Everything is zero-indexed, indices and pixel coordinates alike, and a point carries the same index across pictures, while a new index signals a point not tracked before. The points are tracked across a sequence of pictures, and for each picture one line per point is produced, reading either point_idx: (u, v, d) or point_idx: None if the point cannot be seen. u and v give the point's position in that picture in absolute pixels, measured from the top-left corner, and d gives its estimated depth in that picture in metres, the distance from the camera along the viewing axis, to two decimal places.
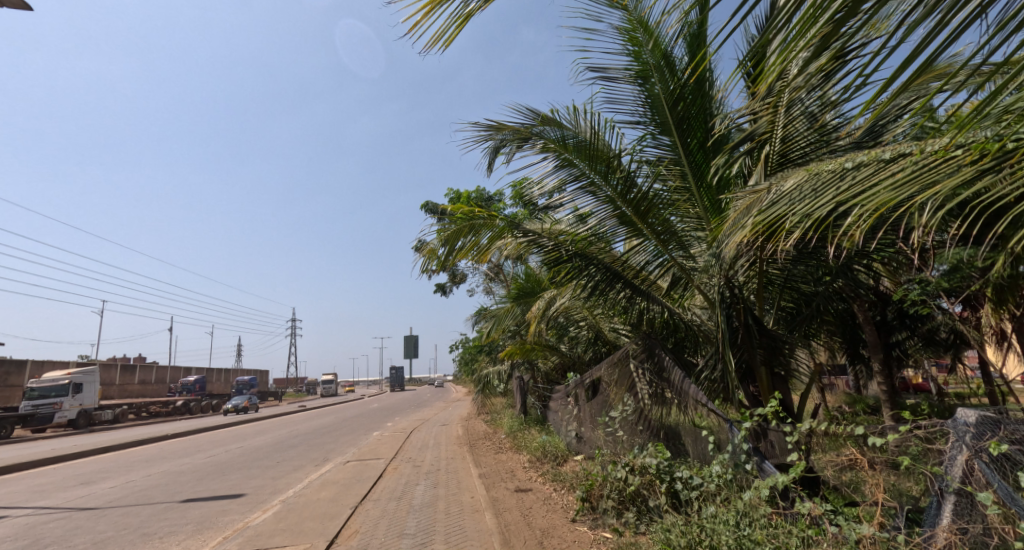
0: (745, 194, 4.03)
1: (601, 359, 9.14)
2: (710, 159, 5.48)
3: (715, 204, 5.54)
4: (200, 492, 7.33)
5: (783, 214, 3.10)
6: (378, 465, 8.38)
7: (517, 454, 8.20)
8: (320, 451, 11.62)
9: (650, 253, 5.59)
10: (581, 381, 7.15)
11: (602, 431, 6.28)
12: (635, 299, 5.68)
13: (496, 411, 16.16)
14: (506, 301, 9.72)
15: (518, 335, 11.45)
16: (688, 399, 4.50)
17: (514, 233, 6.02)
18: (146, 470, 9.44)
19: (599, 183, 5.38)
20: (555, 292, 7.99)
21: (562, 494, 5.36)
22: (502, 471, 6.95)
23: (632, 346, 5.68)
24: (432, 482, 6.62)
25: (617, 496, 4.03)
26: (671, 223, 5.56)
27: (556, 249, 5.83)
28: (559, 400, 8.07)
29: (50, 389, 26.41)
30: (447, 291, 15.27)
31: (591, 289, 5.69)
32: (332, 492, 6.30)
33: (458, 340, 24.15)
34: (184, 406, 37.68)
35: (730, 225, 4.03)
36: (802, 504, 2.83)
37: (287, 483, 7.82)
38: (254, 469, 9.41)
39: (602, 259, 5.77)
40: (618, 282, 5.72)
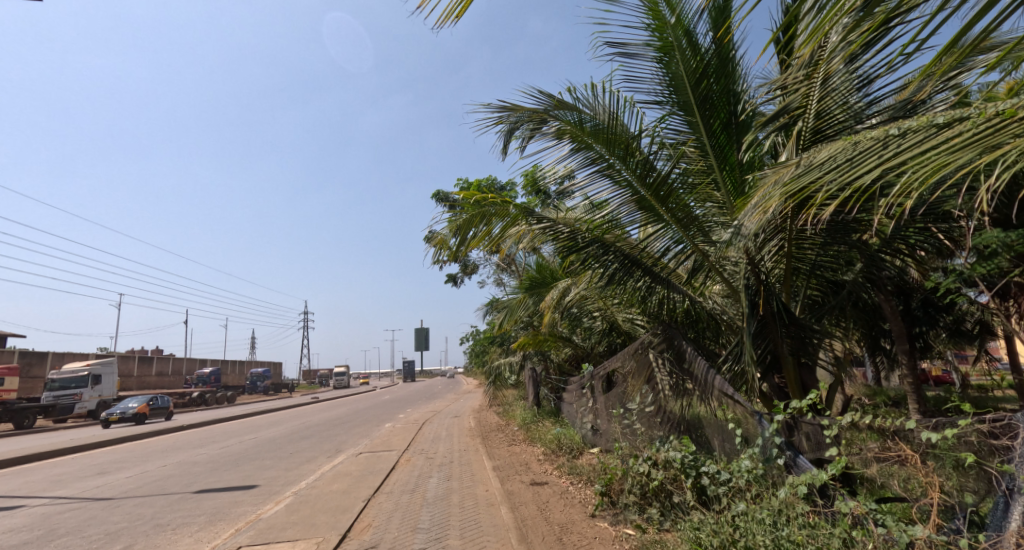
0: (773, 171, 3.80)
1: (615, 351, 8.95)
2: (735, 142, 5.25)
3: (738, 188, 5.32)
4: (214, 484, 7.29)
5: (817, 187, 2.89)
6: (391, 457, 8.30)
7: (531, 446, 8.06)
8: (333, 442, 11.59)
9: (670, 239, 5.36)
10: (596, 372, 6.97)
11: (619, 424, 6.11)
12: (653, 285, 5.47)
13: (508, 403, 16.05)
14: (518, 292, 9.56)
15: (531, 326, 11.28)
16: (711, 390, 4.32)
17: (528, 220, 5.81)
18: (161, 461, 9.47)
19: (617, 166, 5.16)
20: (570, 282, 7.80)
21: (580, 488, 5.20)
22: (517, 464, 6.82)
23: (651, 336, 5.49)
24: (446, 474, 6.52)
25: (639, 491, 3.87)
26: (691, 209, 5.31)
27: (570, 235, 5.63)
28: (573, 391, 7.90)
29: (70, 380, 26.91)
30: (459, 283, 15.16)
31: (607, 276, 5.47)
32: (344, 485, 6.21)
33: (469, 332, 24.05)
34: (200, 397, 38.19)
35: (754, 202, 3.79)
36: (842, 502, 2.64)
37: (300, 474, 7.76)
38: (268, 460, 9.39)
39: (619, 246, 5.57)
40: (635, 269, 5.50)
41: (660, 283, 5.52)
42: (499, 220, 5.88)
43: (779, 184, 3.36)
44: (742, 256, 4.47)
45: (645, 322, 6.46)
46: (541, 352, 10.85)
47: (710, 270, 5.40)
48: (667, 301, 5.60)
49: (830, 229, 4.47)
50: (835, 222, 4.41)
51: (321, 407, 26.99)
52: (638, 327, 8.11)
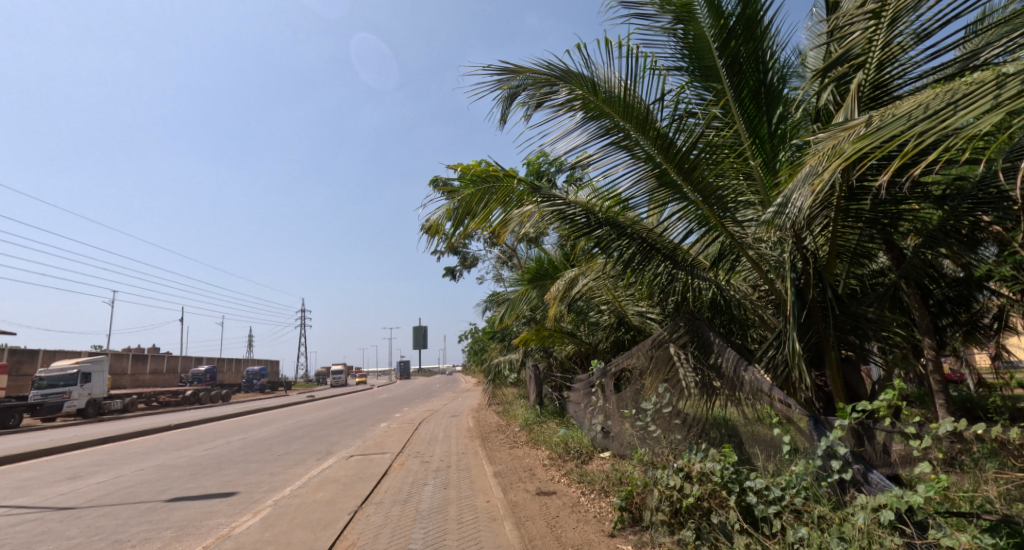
0: (829, 133, 3.22)
1: (624, 347, 8.38)
2: (765, 114, 4.70)
3: (770, 165, 4.75)
4: (190, 490, 6.71)
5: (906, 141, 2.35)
6: (383, 460, 7.72)
7: (534, 449, 7.49)
8: (324, 443, 11.00)
9: (692, 220, 4.77)
10: (607, 370, 6.35)
11: (635, 428, 5.50)
12: (675, 273, 4.82)
13: (508, 402, 15.48)
14: (520, 284, 8.97)
15: (533, 321, 10.70)
16: (745, 387, 3.74)
17: (535, 198, 5.20)
18: (139, 464, 8.88)
19: (635, 137, 4.59)
20: (577, 272, 7.22)
21: (593, 500, 4.63)
22: (520, 470, 6.25)
23: (672, 329, 4.90)
24: (442, 481, 5.96)
25: (668, 507, 3.30)
26: (718, 186, 4.70)
27: (582, 215, 5.04)
28: (580, 389, 7.30)
29: (58, 379, 26.30)
30: (456, 277, 14.60)
31: (622, 263, 4.83)
32: (330, 493, 5.65)
33: (468, 330, 23.49)
34: (194, 396, 37.53)
35: (807, 171, 3.23)
36: (943, 534, 2.09)
37: (286, 479, 7.19)
38: (253, 463, 8.81)
39: (636, 229, 4.97)
40: (656, 254, 4.90)
41: (684, 268, 4.88)
42: (501, 198, 5.22)
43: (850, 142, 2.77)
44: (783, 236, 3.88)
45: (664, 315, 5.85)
46: (543, 348, 10.29)
47: (738, 255, 4.81)
48: (691, 289, 4.98)
49: (880, 205, 3.92)
50: (887, 195, 3.85)
51: (317, 406, 26.40)
52: (649, 322, 7.59)
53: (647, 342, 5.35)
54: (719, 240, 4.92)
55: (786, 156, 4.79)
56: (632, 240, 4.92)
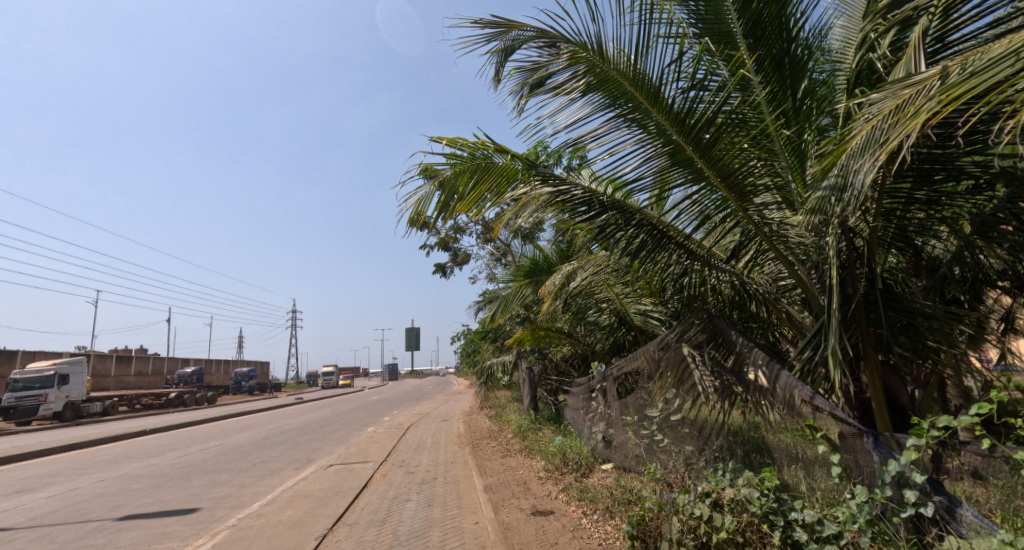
0: (887, 92, 2.61)
1: (625, 348, 7.81)
2: (790, 87, 4.18)
3: (796, 143, 4.18)
4: (147, 507, 6.07)
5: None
6: (364, 471, 7.10)
7: (528, 459, 6.90)
8: (305, 450, 10.35)
9: (710, 203, 4.19)
10: (609, 373, 5.77)
11: (642, 439, 4.93)
12: (692, 265, 4.21)
13: (501, 406, 14.90)
14: (514, 280, 8.42)
15: (527, 320, 10.13)
16: (779, 394, 3.19)
17: (533, 179, 4.49)
18: (99, 475, 8.20)
19: (646, 108, 3.99)
20: (576, 267, 6.67)
21: (596, 523, 4.06)
22: (513, 483, 5.67)
23: (688, 327, 4.32)
24: (426, 497, 5.36)
25: (693, 541, 2.74)
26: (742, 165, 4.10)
27: (589, 197, 4.43)
28: (577, 394, 6.71)
29: (35, 381, 25.38)
30: (447, 275, 14.04)
31: (633, 253, 4.21)
32: (299, 512, 5.04)
33: (462, 332, 22.88)
34: (179, 398, 36.59)
35: (862, 138, 2.67)
36: None
37: (256, 493, 6.55)
38: (224, 474, 8.15)
39: (646, 214, 4.38)
40: (671, 243, 4.30)
41: (702, 258, 4.28)
42: (492, 179, 4.52)
43: (932, 95, 2.17)
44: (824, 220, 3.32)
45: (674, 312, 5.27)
46: (538, 350, 9.73)
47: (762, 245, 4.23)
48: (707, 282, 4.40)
49: (923, 179, 3.34)
50: (931, 167, 3.28)
51: (304, 409, 25.64)
52: (653, 320, 7.08)
53: (654, 343, 4.79)
54: (740, 227, 4.34)
55: (813, 134, 4.23)
56: (644, 226, 4.35)
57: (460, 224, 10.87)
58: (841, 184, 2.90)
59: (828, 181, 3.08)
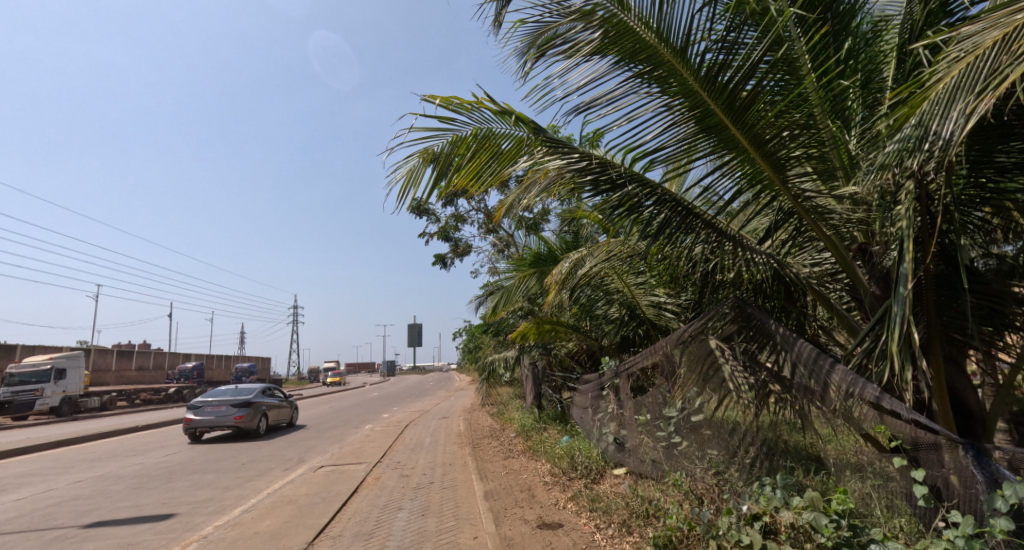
0: (986, 21, 2.09)
1: (635, 343, 7.32)
2: (836, 43, 3.66)
3: (842, 106, 3.65)
4: (119, 512, 5.59)
5: None
6: (356, 473, 6.62)
7: (532, 461, 6.42)
8: (297, 449, 9.88)
9: (744, 176, 3.62)
10: (621, 370, 5.24)
11: (660, 443, 4.41)
12: (722, 249, 3.57)
13: (504, 403, 14.43)
14: (518, 270, 7.92)
15: (530, 313, 9.63)
16: (831, 394, 2.66)
17: (543, 148, 3.85)
18: (77, 476, 7.72)
19: (673, 65, 3.43)
20: (584, 254, 6.15)
21: (612, 540, 3.58)
22: (516, 489, 5.19)
23: (719, 318, 3.77)
24: (421, 506, 4.88)
25: None
26: (788, 131, 3.48)
27: (603, 167, 3.85)
28: (586, 391, 6.19)
29: (31, 376, 25.00)
30: (448, 267, 13.58)
31: (654, 234, 3.61)
32: (280, 522, 4.56)
33: (464, 328, 22.39)
34: (179, 393, 36.18)
35: (954, 80, 2.14)
36: None
37: (239, 497, 6.09)
38: (210, 474, 7.69)
39: (669, 189, 3.81)
40: (700, 222, 3.69)
41: (735, 238, 3.66)
42: (493, 149, 3.96)
43: None
44: (896, 178, 2.73)
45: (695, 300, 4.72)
46: (542, 345, 9.25)
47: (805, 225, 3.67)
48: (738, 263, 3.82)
49: (1007, 138, 2.72)
50: (1011, 122, 2.66)
51: (304, 405, 25.20)
52: (666, 313, 6.61)
53: (675, 337, 4.23)
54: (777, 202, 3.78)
55: (859, 96, 3.72)
56: (667, 201, 3.77)
57: (461, 213, 10.39)
58: (918, 136, 2.35)
59: (899, 134, 2.52)
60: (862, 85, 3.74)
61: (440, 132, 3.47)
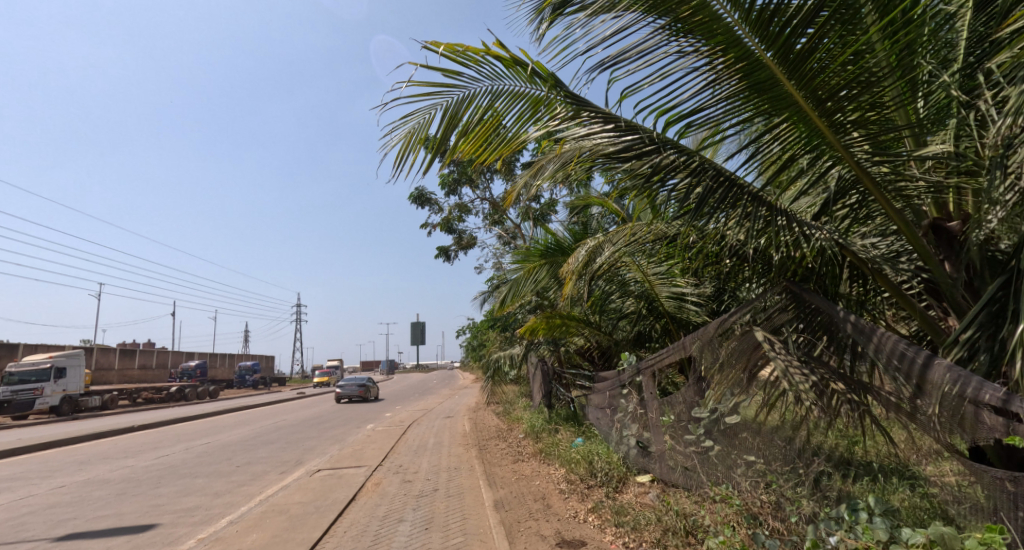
0: None
1: (654, 338, 6.86)
2: None
3: (924, 55, 3.05)
4: (96, 522, 5.13)
5: None
6: (355, 478, 6.17)
7: (544, 466, 5.95)
8: (295, 451, 9.43)
9: (796, 141, 3.11)
10: (643, 367, 4.71)
11: (694, 449, 3.95)
12: (769, 228, 3.04)
13: (510, 402, 13.96)
14: (526, 262, 7.46)
15: (539, 308, 9.15)
16: (928, 392, 2.16)
17: (563, 112, 3.32)
18: (60, 480, 7.28)
19: (720, 7, 2.87)
20: (603, 241, 5.65)
21: None
22: (530, 499, 4.71)
23: (768, 304, 3.28)
24: (424, 517, 4.41)
25: None
26: (855, 86, 2.92)
27: (632, 132, 3.34)
28: (603, 389, 5.70)
29: (30, 374, 24.63)
30: (451, 260, 13.07)
31: (695, 209, 3.10)
32: (267, 536, 4.09)
33: (467, 325, 21.91)
34: (180, 392, 35.85)
35: None
36: None
37: (228, 505, 5.64)
38: (201, 478, 7.24)
39: (707, 157, 3.31)
40: (744, 196, 3.16)
41: (788, 214, 3.13)
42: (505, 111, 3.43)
43: None
44: None
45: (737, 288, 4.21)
46: (552, 341, 8.76)
47: (870, 198, 3.14)
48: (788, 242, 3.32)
49: None
50: None
51: (306, 404, 24.75)
52: (688, 306, 6.18)
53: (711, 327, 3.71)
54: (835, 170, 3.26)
55: (942, 44, 3.11)
56: (707, 171, 3.27)
57: (465, 204, 9.91)
58: None
59: None
60: (950, 29, 3.10)
61: (444, 87, 2.96)
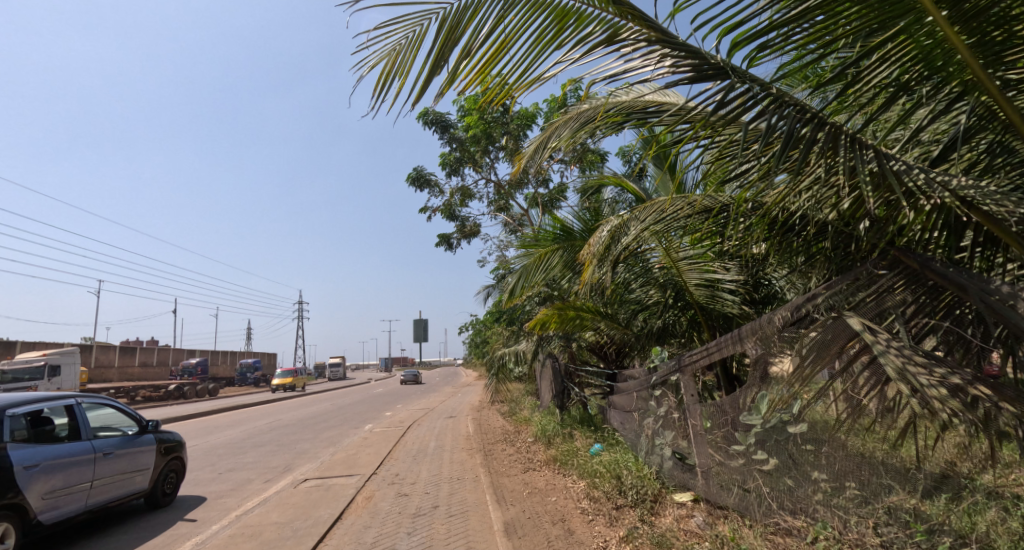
0: None
1: (679, 333, 6.10)
2: None
3: None
4: (41, 546, 4.40)
5: None
6: (344, 490, 5.43)
7: (559, 477, 5.22)
8: (285, 456, 8.70)
9: (915, 65, 2.25)
10: (684, 365, 3.93)
11: (757, 466, 3.18)
12: (880, 182, 2.19)
13: (516, 403, 13.23)
14: (536, 247, 6.75)
15: (548, 300, 8.41)
16: None
17: (598, 29, 2.41)
18: None
19: None
20: (627, 219, 4.78)
21: None
22: (547, 521, 3.98)
23: (876, 285, 2.42)
24: (421, 545, 3.66)
25: None
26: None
27: (687, 55, 2.45)
28: (629, 389, 4.99)
29: (24, 372, 23.94)
30: (453, 250, 12.31)
31: (779, 156, 2.21)
32: None
33: (470, 321, 21.17)
34: (179, 390, 35.22)
35: None
36: None
37: (198, 523, 4.90)
38: (176, 488, 6.51)
39: (788, 90, 2.41)
40: (846, 141, 2.28)
41: (907, 162, 2.24)
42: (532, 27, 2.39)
43: None
44: None
45: (814, 268, 3.36)
46: (562, 336, 8.01)
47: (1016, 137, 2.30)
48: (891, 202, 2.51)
49: None
50: None
51: (306, 402, 24.02)
52: (722, 294, 5.45)
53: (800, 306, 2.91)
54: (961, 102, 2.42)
55: None
56: (793, 106, 2.38)
57: (468, 187, 9.17)
58: None
59: None
60: None
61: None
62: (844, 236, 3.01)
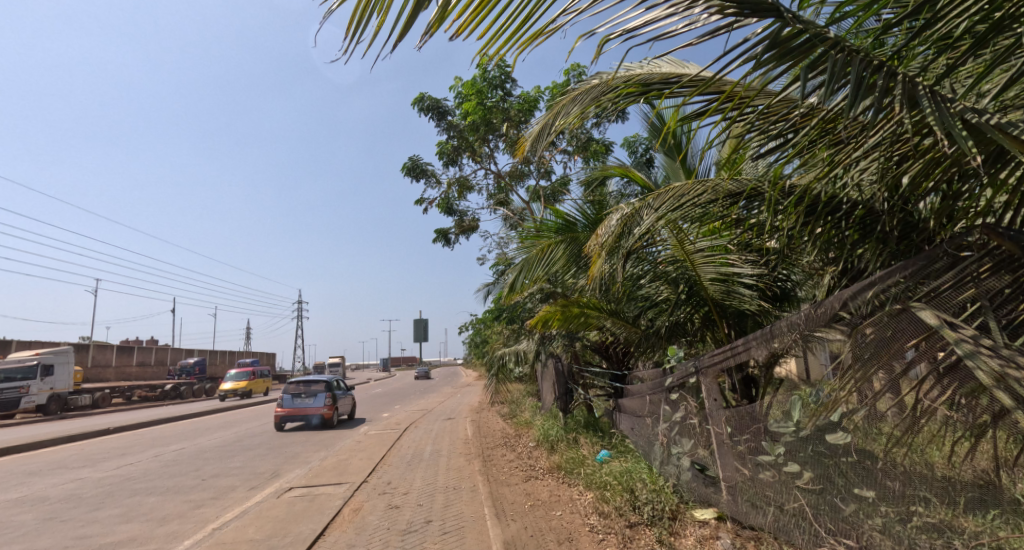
0: None
1: (692, 332, 5.69)
2: None
3: None
4: None
5: None
6: (331, 501, 5.03)
7: (564, 488, 4.82)
8: (274, 460, 8.30)
9: None
10: (705, 367, 3.51)
11: (796, 483, 2.81)
12: (975, 142, 1.75)
13: (517, 404, 12.80)
14: (538, 240, 6.34)
15: (550, 297, 8.00)
16: None
17: None
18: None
19: None
20: (639, 207, 4.32)
21: None
22: (553, 540, 3.59)
23: (958, 272, 2.00)
24: None
25: None
26: None
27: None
28: (641, 392, 4.55)
29: (15, 371, 23.51)
30: (451, 246, 11.89)
31: (849, 109, 1.77)
32: None
33: (470, 321, 20.71)
34: (175, 389, 34.81)
35: None
36: None
37: (171, 536, 4.51)
38: (154, 496, 6.10)
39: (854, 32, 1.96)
40: (928, 94, 1.85)
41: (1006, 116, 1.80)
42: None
43: None
44: None
45: (859, 254, 2.94)
46: (566, 335, 7.60)
47: None
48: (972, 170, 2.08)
49: None
50: None
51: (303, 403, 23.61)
52: (740, 290, 5.03)
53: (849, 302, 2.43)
54: None
55: None
56: (860, 53, 1.95)
57: (466, 179, 8.76)
58: None
59: None
60: None
61: None
62: (900, 214, 2.59)
